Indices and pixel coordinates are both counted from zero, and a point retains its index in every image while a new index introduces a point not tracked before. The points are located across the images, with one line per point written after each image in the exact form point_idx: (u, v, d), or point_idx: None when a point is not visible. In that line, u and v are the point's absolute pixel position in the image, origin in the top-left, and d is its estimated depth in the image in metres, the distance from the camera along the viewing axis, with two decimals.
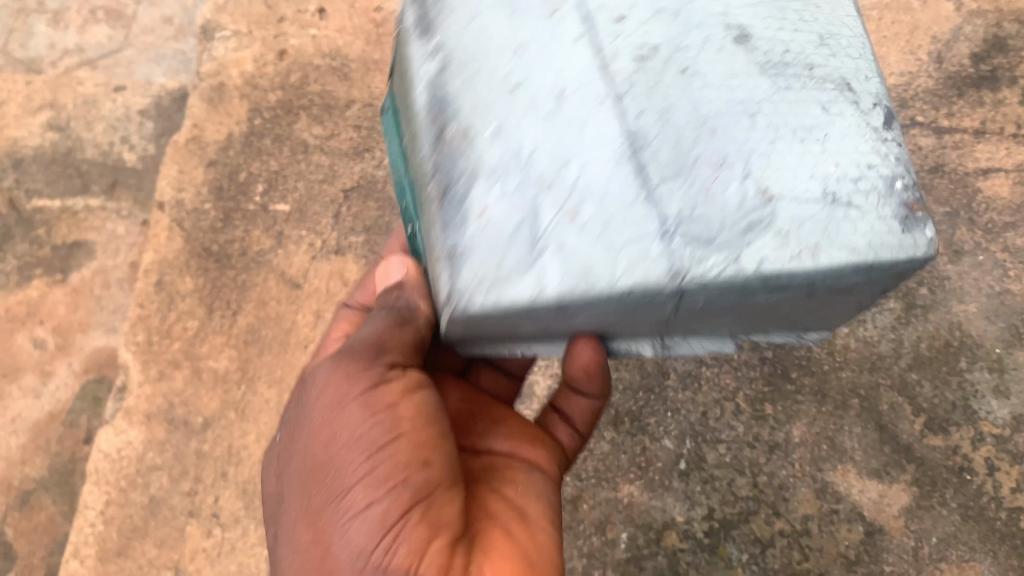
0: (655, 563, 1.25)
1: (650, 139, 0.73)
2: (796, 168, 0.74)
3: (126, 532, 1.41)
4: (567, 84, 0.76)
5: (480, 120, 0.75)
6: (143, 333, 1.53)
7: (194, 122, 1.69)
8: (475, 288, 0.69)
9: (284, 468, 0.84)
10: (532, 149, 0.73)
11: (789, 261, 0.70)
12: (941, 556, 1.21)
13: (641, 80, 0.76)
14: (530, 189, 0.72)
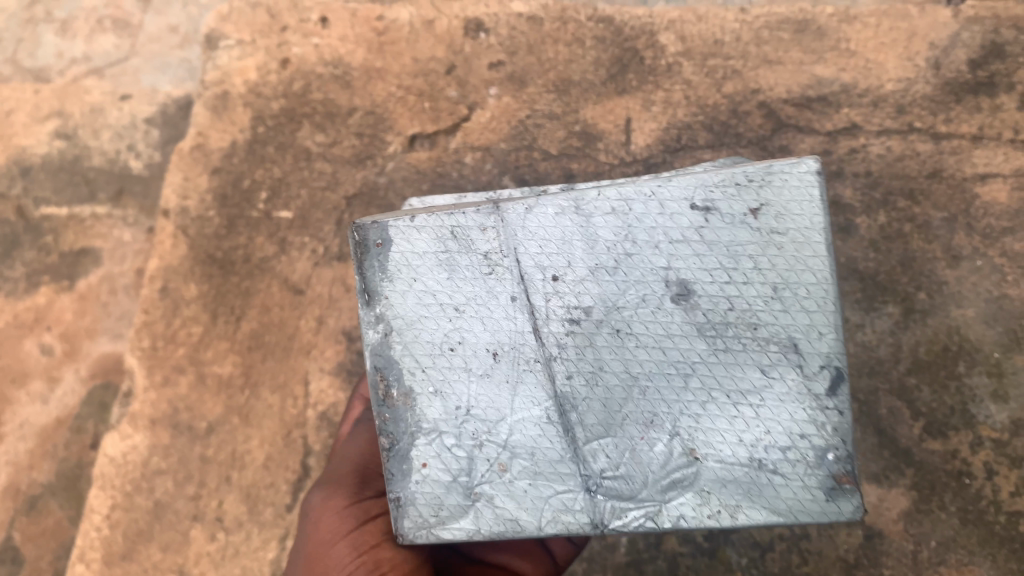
0: (655, 567, 1.27)
1: (579, 403, 0.89)
2: (724, 429, 0.87)
3: (131, 535, 1.46)
4: (501, 337, 0.91)
5: (424, 367, 0.92)
6: (149, 339, 1.56)
7: (199, 131, 1.71)
8: (415, 528, 0.90)
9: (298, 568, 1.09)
10: (463, 403, 0.91)
11: (707, 517, 0.85)
12: (941, 560, 1.24)
13: (573, 339, 0.90)
14: (467, 443, 0.90)
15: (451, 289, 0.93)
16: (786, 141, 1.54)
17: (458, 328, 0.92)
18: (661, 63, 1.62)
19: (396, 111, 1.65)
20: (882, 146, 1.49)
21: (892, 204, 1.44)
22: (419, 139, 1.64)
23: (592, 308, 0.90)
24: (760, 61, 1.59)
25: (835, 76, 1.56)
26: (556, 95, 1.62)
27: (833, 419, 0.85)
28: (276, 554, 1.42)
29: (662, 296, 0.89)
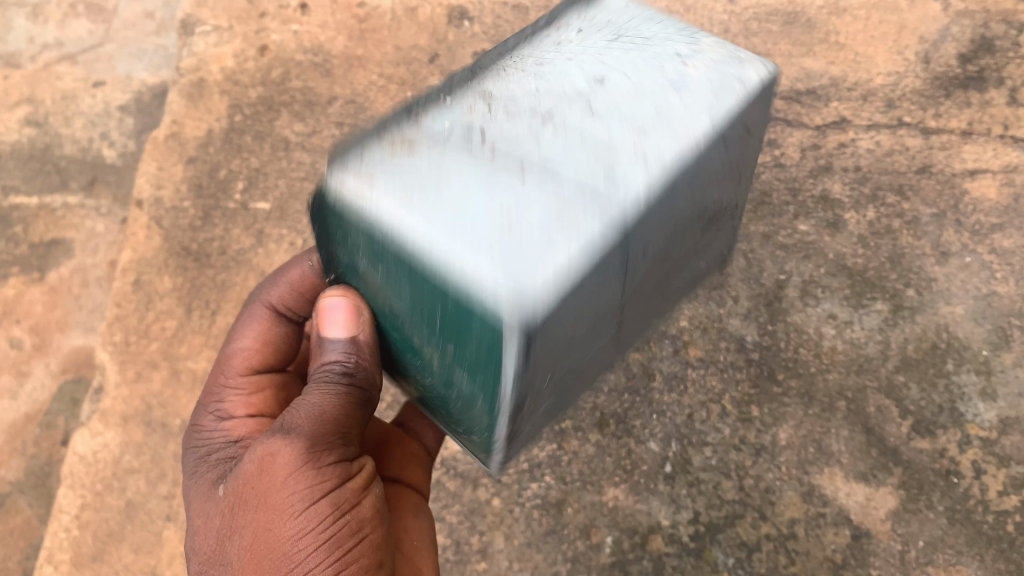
0: (640, 567, 1.23)
1: (628, 313, 0.83)
2: (681, 273, 0.93)
3: (102, 536, 1.38)
4: (610, 300, 0.75)
5: (548, 359, 0.72)
6: (121, 333, 1.51)
7: (174, 119, 1.67)
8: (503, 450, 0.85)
9: (221, 531, 0.88)
10: (568, 360, 0.77)
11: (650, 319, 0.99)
12: (929, 560, 1.19)
13: (646, 274, 0.80)
14: (561, 373, 0.79)
15: (588, 298, 0.70)
16: (775, 134, 1.51)
17: (583, 319, 0.73)
18: None
19: (378, 101, 1.61)
20: (871, 140, 1.47)
21: (881, 199, 1.43)
22: None
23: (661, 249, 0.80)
24: (748, 54, 1.59)
25: (823, 70, 1.55)
26: None
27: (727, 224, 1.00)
28: None
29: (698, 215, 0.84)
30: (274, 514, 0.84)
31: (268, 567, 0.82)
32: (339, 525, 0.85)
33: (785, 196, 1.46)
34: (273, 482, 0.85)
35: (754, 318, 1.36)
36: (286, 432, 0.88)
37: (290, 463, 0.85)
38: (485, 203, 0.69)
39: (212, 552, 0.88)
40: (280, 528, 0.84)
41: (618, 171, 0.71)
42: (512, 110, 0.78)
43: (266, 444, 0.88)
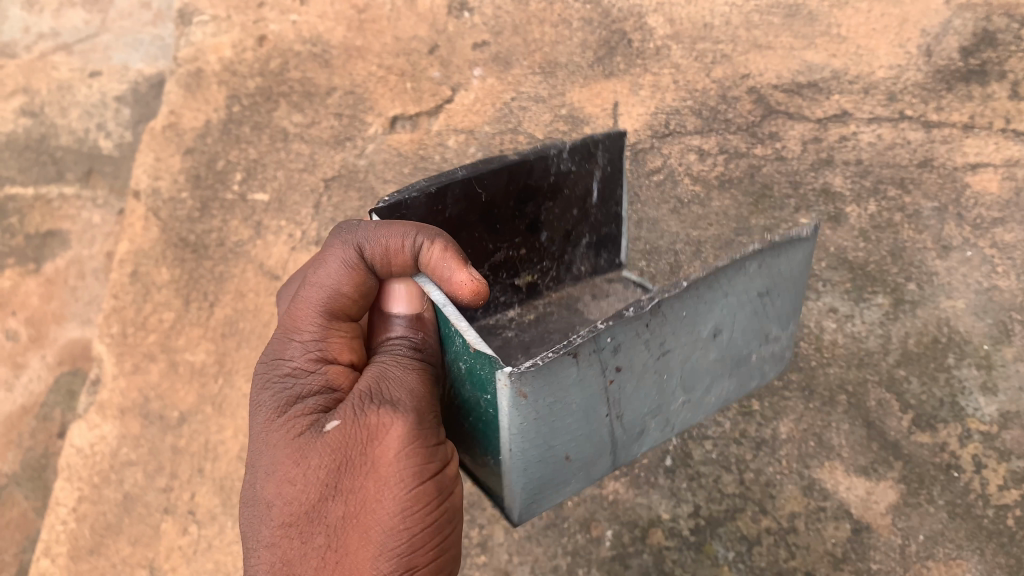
0: (641, 561, 1.20)
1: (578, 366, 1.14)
2: None
3: (99, 529, 1.33)
4: None
5: None
6: (118, 326, 1.48)
7: (172, 109, 1.68)
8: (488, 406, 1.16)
9: (312, 484, 0.81)
10: None
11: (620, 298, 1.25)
12: (929, 554, 1.15)
13: None
14: None
15: None
16: (775, 127, 1.52)
17: None
18: (649, 46, 1.64)
19: (378, 91, 1.64)
20: (873, 134, 1.49)
21: (883, 192, 1.43)
22: (401, 121, 1.61)
23: None
24: (749, 45, 1.62)
25: (825, 63, 1.58)
26: (543, 76, 1.62)
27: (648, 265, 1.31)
28: None
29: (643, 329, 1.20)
30: (383, 485, 0.80)
31: (370, 538, 0.79)
32: (440, 515, 0.83)
33: (786, 189, 1.45)
34: (387, 453, 0.81)
35: None
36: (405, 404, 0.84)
37: (407, 435, 0.81)
38: (567, 445, 0.82)
39: (295, 502, 0.81)
40: (390, 501, 0.80)
41: (641, 438, 0.90)
42: (649, 346, 0.80)
43: (384, 412, 0.83)
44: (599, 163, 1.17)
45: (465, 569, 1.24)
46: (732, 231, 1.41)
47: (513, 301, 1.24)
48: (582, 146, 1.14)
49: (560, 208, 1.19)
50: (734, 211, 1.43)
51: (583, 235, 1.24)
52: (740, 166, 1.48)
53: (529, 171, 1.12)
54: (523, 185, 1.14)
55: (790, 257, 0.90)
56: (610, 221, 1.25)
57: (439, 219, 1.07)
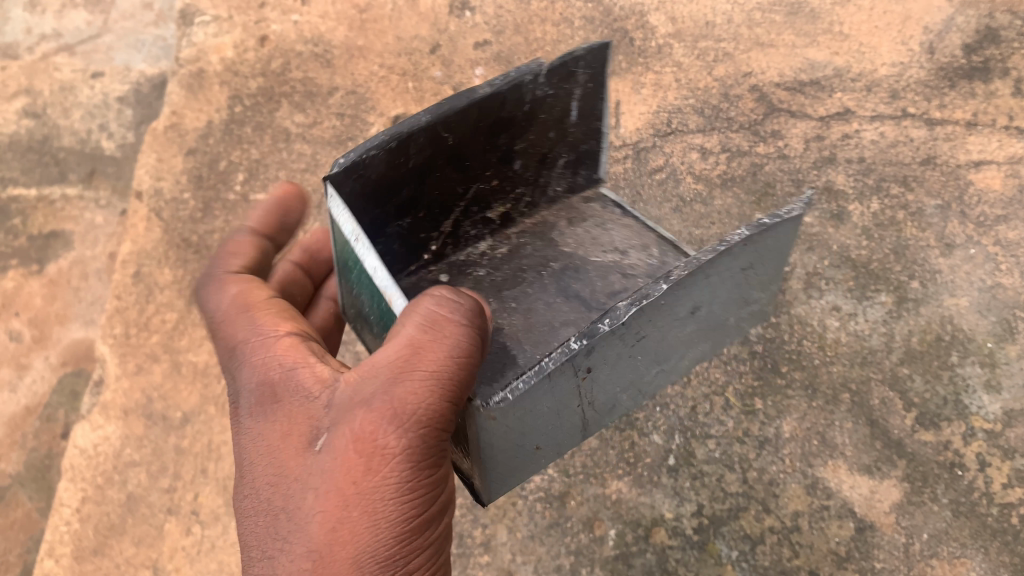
0: (644, 560, 1.19)
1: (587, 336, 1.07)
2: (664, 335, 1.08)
3: (102, 530, 1.31)
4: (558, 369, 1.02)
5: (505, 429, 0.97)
6: (120, 326, 1.47)
7: (173, 110, 1.68)
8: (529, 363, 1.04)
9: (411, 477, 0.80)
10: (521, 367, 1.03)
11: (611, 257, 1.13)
12: (933, 552, 1.15)
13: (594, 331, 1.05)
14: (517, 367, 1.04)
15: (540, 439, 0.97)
16: (777, 126, 1.52)
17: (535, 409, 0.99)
18: (652, 44, 1.64)
19: (379, 91, 1.64)
20: (876, 132, 1.49)
21: (885, 190, 1.43)
22: (402, 120, 1.61)
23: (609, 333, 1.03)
24: (751, 44, 1.62)
25: (828, 61, 1.58)
26: None
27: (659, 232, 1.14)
28: None
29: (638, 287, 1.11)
30: (374, 517, 0.74)
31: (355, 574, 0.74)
32: None
33: (789, 187, 1.45)
34: (382, 483, 0.75)
35: None
36: (413, 420, 0.76)
37: (405, 466, 0.75)
38: (536, 439, 0.88)
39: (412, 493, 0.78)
40: (377, 537, 0.74)
41: (614, 408, 0.94)
42: (620, 343, 0.82)
43: None
44: (578, 84, 1.07)
45: (469, 568, 1.22)
46: (736, 229, 1.41)
47: (484, 234, 1.18)
48: (560, 68, 1.04)
49: (534, 134, 1.11)
50: (737, 210, 1.43)
51: (561, 157, 1.17)
52: (742, 165, 1.48)
53: (503, 101, 1.03)
54: (494, 117, 1.04)
55: (778, 235, 0.85)
56: (591, 137, 1.17)
57: (401, 171, 0.99)
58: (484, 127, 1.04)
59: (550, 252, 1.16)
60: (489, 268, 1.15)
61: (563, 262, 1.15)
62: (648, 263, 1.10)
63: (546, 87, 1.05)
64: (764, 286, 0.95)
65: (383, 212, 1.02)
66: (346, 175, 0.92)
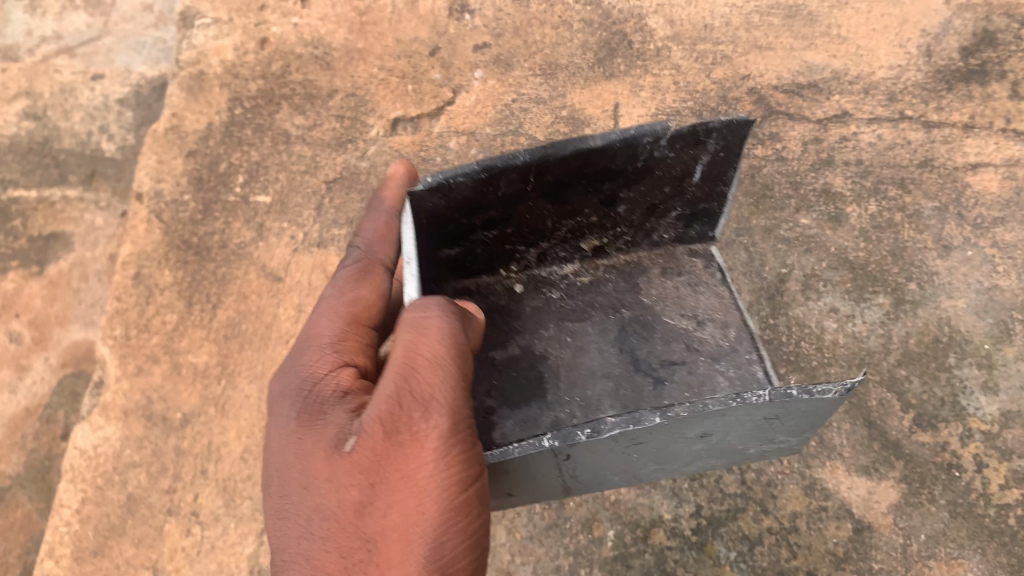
0: (642, 561, 1.19)
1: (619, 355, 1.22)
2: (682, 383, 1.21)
3: (103, 531, 1.32)
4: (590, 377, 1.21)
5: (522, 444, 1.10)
6: (121, 327, 1.46)
7: (173, 112, 1.68)
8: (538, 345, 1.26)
9: None
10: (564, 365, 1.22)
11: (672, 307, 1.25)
12: (930, 553, 1.16)
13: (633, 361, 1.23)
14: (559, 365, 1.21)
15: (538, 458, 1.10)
16: (775, 128, 1.52)
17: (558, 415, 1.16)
18: (650, 47, 1.64)
19: (379, 93, 1.65)
20: (873, 134, 1.50)
21: (883, 193, 1.44)
22: (402, 122, 1.62)
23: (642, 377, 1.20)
24: (749, 47, 1.62)
25: (826, 63, 1.59)
26: (543, 78, 1.63)
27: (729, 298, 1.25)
28: (255, 549, 1.27)
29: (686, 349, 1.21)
30: (419, 496, 0.83)
31: (410, 552, 0.82)
32: None
33: (787, 189, 1.46)
34: (421, 463, 0.84)
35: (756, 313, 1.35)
36: (436, 404, 0.87)
37: (442, 444, 0.84)
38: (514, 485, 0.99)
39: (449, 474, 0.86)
40: (424, 512, 0.83)
41: (598, 479, 1.05)
42: (616, 444, 0.89)
43: None
44: (697, 155, 1.13)
45: None
46: (733, 231, 1.43)
47: (573, 257, 1.32)
48: (689, 133, 1.08)
49: (646, 187, 1.18)
50: (734, 212, 1.45)
51: (674, 208, 1.23)
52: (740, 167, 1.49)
53: (615, 156, 1.10)
54: (604, 164, 1.12)
55: (808, 404, 0.88)
56: (711, 198, 1.22)
57: (489, 197, 1.13)
58: (582, 174, 1.13)
59: (626, 297, 1.28)
60: (564, 294, 1.29)
61: (634, 315, 1.26)
62: (719, 342, 1.20)
63: (661, 152, 1.11)
64: (789, 434, 0.99)
65: (467, 223, 1.17)
66: (429, 193, 1.08)
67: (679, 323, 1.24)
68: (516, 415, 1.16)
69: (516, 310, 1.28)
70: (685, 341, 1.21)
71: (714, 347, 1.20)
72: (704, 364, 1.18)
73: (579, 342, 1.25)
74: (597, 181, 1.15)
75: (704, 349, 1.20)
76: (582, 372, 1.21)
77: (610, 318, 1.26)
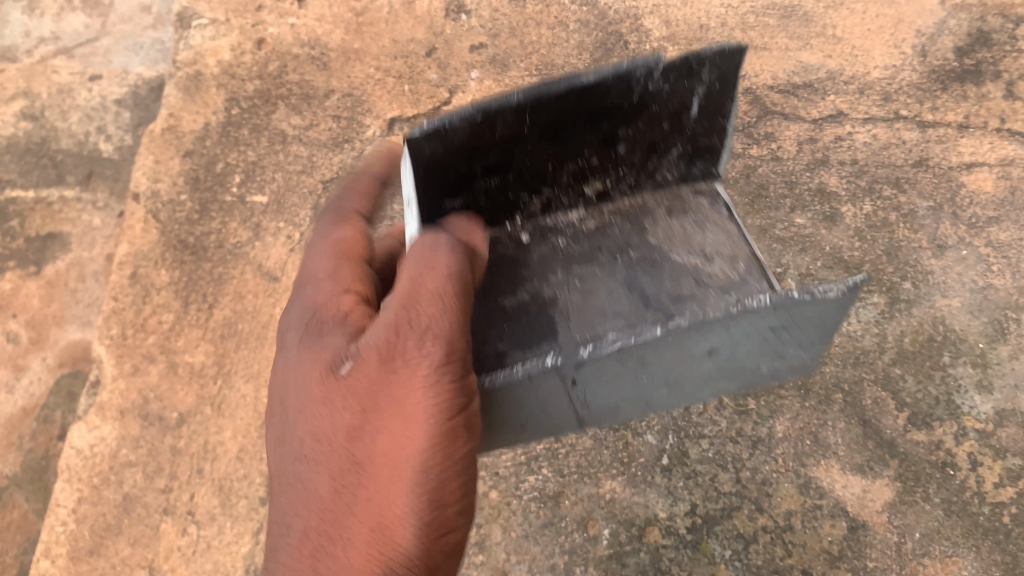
0: (637, 559, 1.20)
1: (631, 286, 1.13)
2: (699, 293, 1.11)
3: (99, 530, 1.32)
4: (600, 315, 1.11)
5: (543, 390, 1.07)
6: (118, 327, 1.46)
7: (170, 112, 1.68)
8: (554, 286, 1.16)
9: None
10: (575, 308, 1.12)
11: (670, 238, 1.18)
12: (925, 551, 1.16)
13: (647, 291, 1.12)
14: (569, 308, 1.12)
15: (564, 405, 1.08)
16: (770, 128, 1.53)
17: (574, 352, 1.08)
18: (646, 48, 1.65)
19: (375, 93, 1.65)
20: (868, 134, 1.50)
21: (878, 192, 1.44)
22: (398, 122, 1.62)
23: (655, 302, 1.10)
24: (745, 47, 1.63)
25: (821, 63, 1.59)
26: (539, 78, 1.63)
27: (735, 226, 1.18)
28: (251, 548, 1.28)
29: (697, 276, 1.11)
30: (403, 425, 0.81)
31: (401, 485, 0.80)
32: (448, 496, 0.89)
33: (782, 189, 1.46)
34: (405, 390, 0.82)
35: None
36: (429, 332, 0.82)
37: (433, 373, 0.80)
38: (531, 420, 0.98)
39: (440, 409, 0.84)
40: (412, 442, 0.80)
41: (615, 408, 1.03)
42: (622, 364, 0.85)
43: None
44: (694, 85, 1.04)
45: (464, 567, 1.21)
46: None
47: (578, 203, 1.23)
48: (680, 65, 1.00)
49: (643, 123, 1.10)
50: None
51: (674, 145, 1.15)
52: (735, 167, 1.49)
53: (609, 90, 1.01)
54: (593, 102, 1.03)
55: (816, 309, 0.82)
56: (712, 133, 1.13)
57: (485, 141, 1.03)
58: (574, 109, 1.03)
59: (633, 239, 1.19)
60: (569, 240, 1.21)
61: (638, 254, 1.17)
62: (728, 277, 1.10)
63: (654, 83, 1.03)
64: (800, 348, 0.94)
65: (467, 169, 1.08)
66: (427, 140, 0.98)
67: (685, 260, 1.14)
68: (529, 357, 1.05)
69: (525, 259, 1.18)
70: (694, 276, 1.11)
71: (722, 277, 1.10)
72: (714, 297, 1.08)
73: (587, 282, 1.15)
74: (587, 108, 1.03)
75: (715, 279, 1.10)
76: (597, 310, 1.11)
77: (614, 258, 1.17)
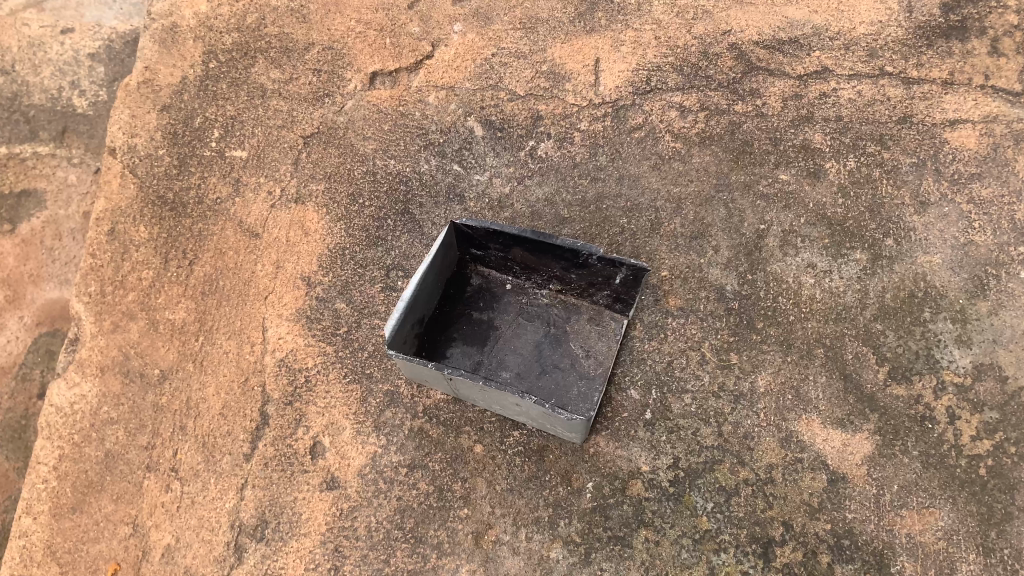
0: (620, 512, 1.20)
1: (538, 331, 1.36)
2: (573, 367, 1.31)
3: (80, 487, 1.31)
4: (513, 338, 1.36)
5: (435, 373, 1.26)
6: (96, 284, 1.45)
7: (146, 65, 1.65)
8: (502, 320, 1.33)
9: None
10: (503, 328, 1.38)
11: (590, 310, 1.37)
12: (903, 502, 1.18)
13: (547, 347, 1.34)
14: (495, 328, 1.38)
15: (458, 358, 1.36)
16: (755, 84, 1.52)
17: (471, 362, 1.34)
18: (630, 3, 1.65)
19: (356, 47, 1.65)
20: (853, 90, 1.50)
21: (862, 148, 1.44)
22: (380, 77, 1.62)
23: (543, 357, 1.33)
24: (730, 3, 1.63)
25: (807, 19, 1.59)
26: (523, 33, 1.63)
27: (620, 336, 1.33)
28: (236, 504, 1.27)
29: (582, 353, 1.33)
30: None
31: None
32: None
33: (766, 146, 1.46)
34: None
35: (734, 268, 1.36)
36: None
37: None
38: None
39: None
40: None
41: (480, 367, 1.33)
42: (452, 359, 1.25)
43: None
44: (621, 273, 1.27)
45: (448, 521, 1.22)
46: (713, 187, 1.44)
47: None
48: (605, 262, 1.26)
49: (581, 282, 1.34)
50: (714, 167, 1.45)
51: (603, 292, 1.34)
52: (720, 123, 1.49)
53: (563, 257, 1.29)
54: (555, 257, 1.30)
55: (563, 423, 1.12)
56: (621, 297, 1.32)
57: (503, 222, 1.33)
58: (541, 253, 1.31)
59: (569, 297, 1.39)
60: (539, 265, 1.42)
61: (555, 329, 1.36)
62: (593, 366, 1.31)
63: (598, 262, 1.27)
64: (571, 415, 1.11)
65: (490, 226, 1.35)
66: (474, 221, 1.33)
67: (577, 347, 1.33)
68: (462, 347, 1.36)
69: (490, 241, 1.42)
70: (574, 357, 1.33)
71: (596, 373, 1.30)
72: (580, 384, 1.30)
73: (506, 330, 1.37)
74: (549, 269, 1.34)
75: (586, 369, 1.31)
76: (504, 349, 1.35)
77: (540, 327, 1.37)
